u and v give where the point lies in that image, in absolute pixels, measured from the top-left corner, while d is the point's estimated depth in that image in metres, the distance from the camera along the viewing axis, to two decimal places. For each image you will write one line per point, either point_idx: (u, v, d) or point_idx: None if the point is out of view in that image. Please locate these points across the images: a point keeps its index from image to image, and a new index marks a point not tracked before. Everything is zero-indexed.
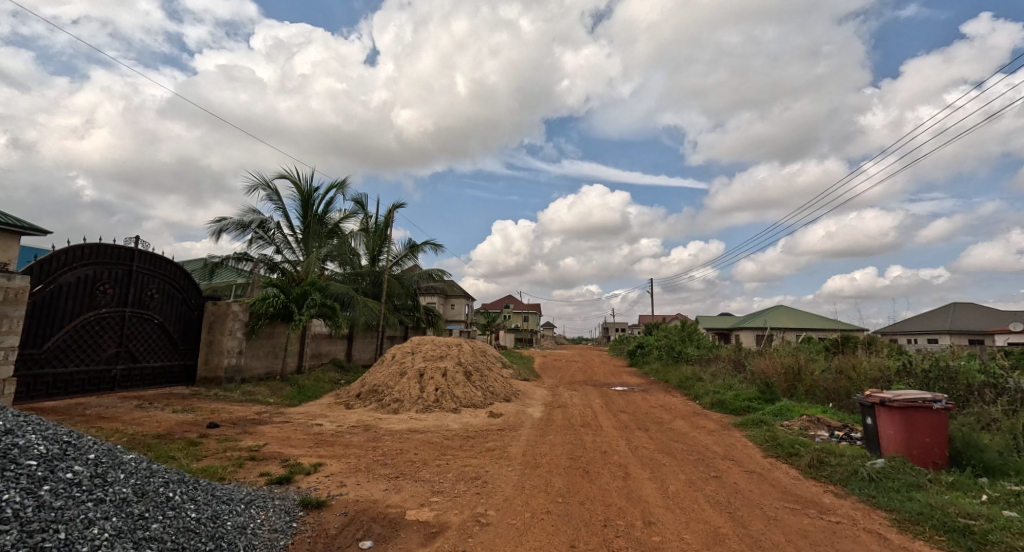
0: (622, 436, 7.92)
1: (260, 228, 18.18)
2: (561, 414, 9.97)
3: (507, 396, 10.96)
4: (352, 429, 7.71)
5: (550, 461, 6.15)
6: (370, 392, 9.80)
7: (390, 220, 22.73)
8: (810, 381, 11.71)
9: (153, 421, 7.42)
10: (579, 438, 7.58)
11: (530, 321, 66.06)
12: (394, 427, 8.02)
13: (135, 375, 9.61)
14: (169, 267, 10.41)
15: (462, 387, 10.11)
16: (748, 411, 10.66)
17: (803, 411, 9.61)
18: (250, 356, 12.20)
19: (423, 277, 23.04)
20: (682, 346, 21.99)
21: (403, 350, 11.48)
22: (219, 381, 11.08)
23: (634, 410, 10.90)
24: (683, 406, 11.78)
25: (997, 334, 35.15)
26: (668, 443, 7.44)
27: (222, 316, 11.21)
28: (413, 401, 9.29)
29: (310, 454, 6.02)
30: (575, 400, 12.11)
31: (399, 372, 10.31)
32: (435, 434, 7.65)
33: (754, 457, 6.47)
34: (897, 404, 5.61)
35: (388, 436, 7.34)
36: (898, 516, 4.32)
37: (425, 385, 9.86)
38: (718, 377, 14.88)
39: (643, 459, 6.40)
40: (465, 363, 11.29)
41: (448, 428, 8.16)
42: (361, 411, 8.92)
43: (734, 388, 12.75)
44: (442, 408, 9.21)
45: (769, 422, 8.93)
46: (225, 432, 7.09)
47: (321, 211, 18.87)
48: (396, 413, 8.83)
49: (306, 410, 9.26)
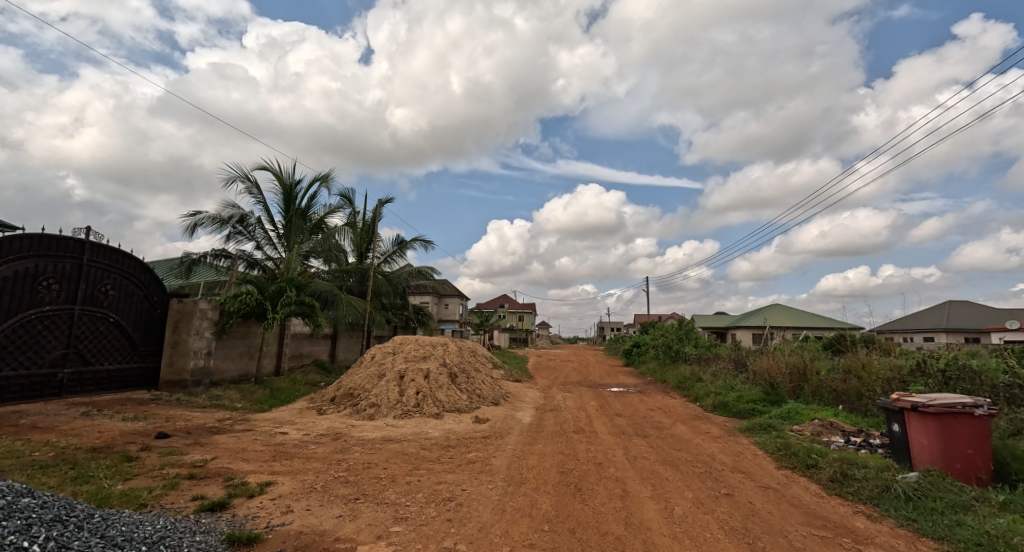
0: (619, 445, 7.18)
1: (240, 223, 17.35)
2: (553, 418, 9.22)
3: (495, 399, 10.21)
4: (319, 438, 6.94)
5: (538, 478, 5.40)
6: (345, 395, 9.03)
7: (378, 216, 21.96)
8: (818, 381, 11.02)
9: (95, 432, 6.61)
10: (571, 448, 6.83)
11: (524, 321, 65.46)
12: (368, 435, 7.24)
13: (87, 379, 8.82)
14: (128, 261, 9.61)
15: (445, 390, 9.35)
16: (753, 415, 9.95)
17: (813, 415, 8.91)
18: (221, 357, 11.38)
19: (412, 275, 22.26)
20: (680, 345, 21.29)
21: (383, 351, 10.71)
22: (184, 385, 10.27)
23: (631, 414, 10.18)
24: (683, 408, 11.07)
25: (994, 332, 34.75)
26: (671, 453, 6.72)
27: (188, 314, 10.40)
28: (392, 406, 8.53)
29: (262, 470, 5.24)
30: (569, 403, 11.37)
31: (377, 375, 9.53)
32: (412, 443, 6.88)
33: (767, 469, 5.76)
34: (933, 410, 4.93)
35: (358, 446, 6.58)
36: (948, 548, 3.62)
37: (405, 388, 9.09)
38: (719, 377, 14.18)
39: (644, 473, 5.66)
40: (450, 364, 10.52)
41: (427, 436, 7.39)
42: (333, 418, 8.14)
43: (737, 390, 12.03)
44: (423, 413, 8.45)
45: (778, 427, 8.20)
46: (173, 444, 6.29)
47: (304, 206, 18.11)
48: (371, 420, 8.07)
49: (274, 417, 8.46)
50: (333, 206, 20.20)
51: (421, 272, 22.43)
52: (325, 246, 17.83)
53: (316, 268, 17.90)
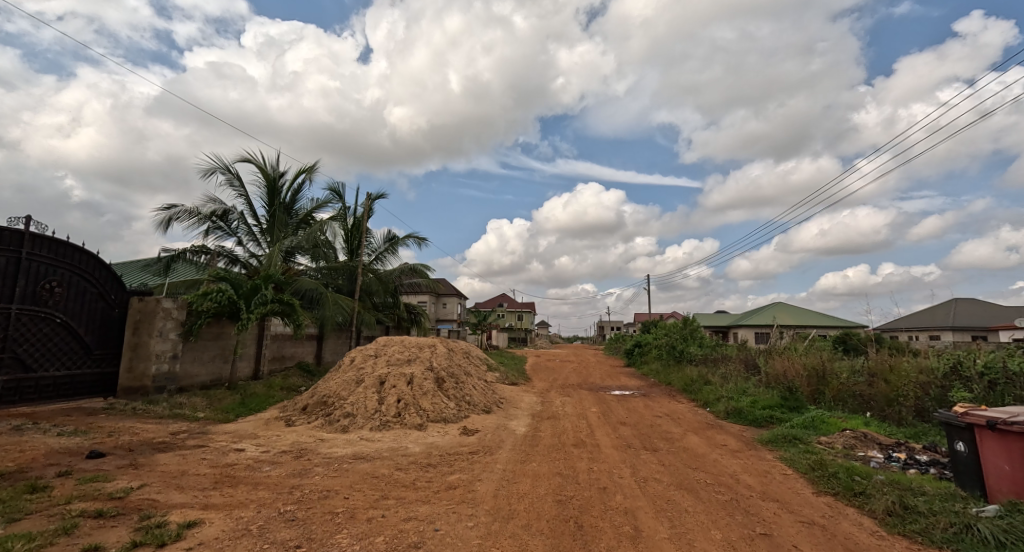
0: (626, 462, 6.23)
1: (220, 217, 16.42)
2: (551, 429, 8.29)
3: (487, 407, 9.27)
4: (279, 456, 5.98)
5: (530, 511, 4.44)
6: (318, 404, 8.09)
7: (368, 211, 21.03)
8: (841, 386, 10.09)
9: (14, 452, 5.65)
10: (570, 467, 5.89)
11: (524, 320, 64.58)
12: (336, 452, 6.31)
13: (27, 387, 7.91)
14: (78, 255, 8.73)
15: (431, 398, 8.41)
16: (772, 424, 9.02)
17: (842, 424, 7.97)
18: (189, 361, 10.44)
19: (404, 274, 21.29)
20: (685, 344, 20.41)
21: (364, 353, 9.76)
22: (145, 392, 9.33)
23: (636, 422, 9.29)
24: (694, 415, 10.16)
25: (1001, 331, 33.85)
26: (688, 472, 5.78)
27: (149, 314, 9.50)
28: (369, 416, 7.59)
29: (194, 503, 4.28)
30: (568, 410, 10.44)
31: (355, 380, 8.59)
32: (386, 462, 5.93)
33: (805, 498, 4.80)
34: (1017, 429, 4.00)
35: (322, 467, 5.64)
36: None
37: (385, 396, 8.15)
38: (729, 380, 13.28)
39: (657, 502, 4.71)
40: (437, 368, 9.56)
41: (405, 453, 6.45)
42: (301, 431, 7.19)
43: (750, 394, 11.14)
44: (404, 425, 7.52)
45: (805, 439, 7.26)
46: (101, 467, 5.33)
47: (289, 200, 17.20)
48: (344, 433, 7.13)
49: (235, 429, 7.49)
50: (321, 201, 19.29)
51: (415, 270, 21.45)
52: (310, 243, 16.91)
53: (301, 266, 16.98)
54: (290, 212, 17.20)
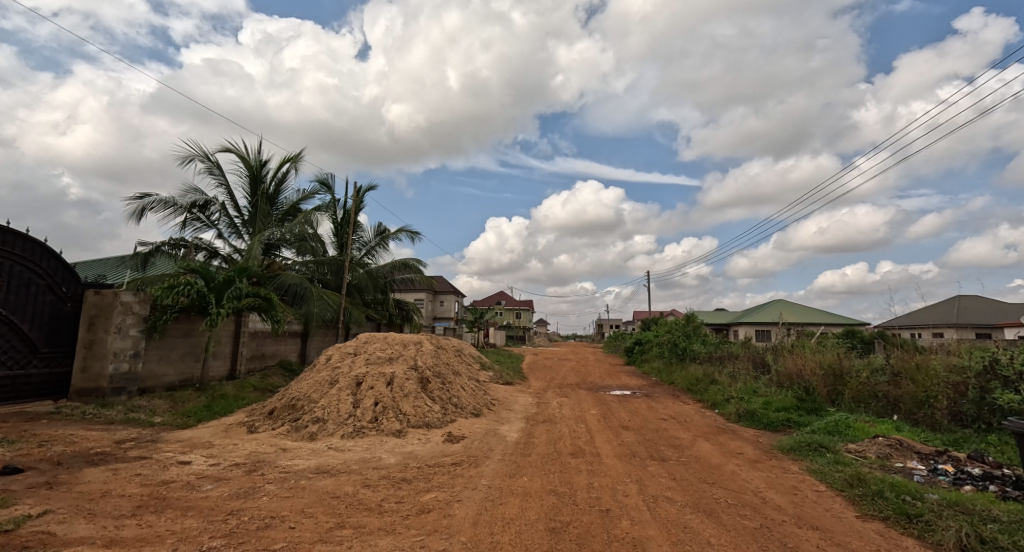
0: (630, 476, 5.41)
1: (199, 208, 15.57)
2: (546, 435, 7.46)
3: (476, 410, 8.45)
4: (228, 471, 5.12)
5: (516, 544, 3.59)
6: (286, 407, 7.25)
7: (358, 204, 20.20)
8: (861, 385, 9.27)
9: None
10: (566, 483, 5.07)
11: (523, 319, 63.76)
12: (297, 465, 5.47)
13: None
14: (21, 244, 7.96)
15: (412, 400, 7.58)
16: (789, 428, 8.22)
17: (871, 429, 7.16)
18: (153, 360, 9.60)
19: (396, 269, 20.41)
20: (688, 342, 19.58)
21: (342, 351, 8.92)
22: (101, 394, 8.47)
23: (640, 426, 8.48)
24: (702, 418, 9.35)
25: (1008, 328, 33.02)
26: (703, 489, 4.96)
27: (106, 309, 8.69)
28: (341, 422, 6.77)
29: (96, 539, 3.42)
30: (566, 412, 9.60)
31: (328, 381, 7.76)
32: (352, 478, 5.08)
33: (850, 525, 3.99)
34: None
35: (274, 485, 4.78)
36: None
37: (361, 399, 7.31)
38: (737, 379, 12.46)
39: (672, 530, 3.87)
40: (421, 367, 8.71)
41: (377, 466, 5.61)
42: (262, 439, 6.34)
43: (761, 395, 10.33)
44: (380, 432, 6.71)
45: (832, 447, 6.44)
46: (9, 487, 4.46)
47: (272, 190, 16.35)
48: (311, 441, 6.30)
49: (189, 437, 6.64)
50: (307, 192, 18.44)
51: (407, 265, 20.55)
52: (295, 235, 16.07)
53: (285, 260, 16.13)
54: (273, 203, 16.38)
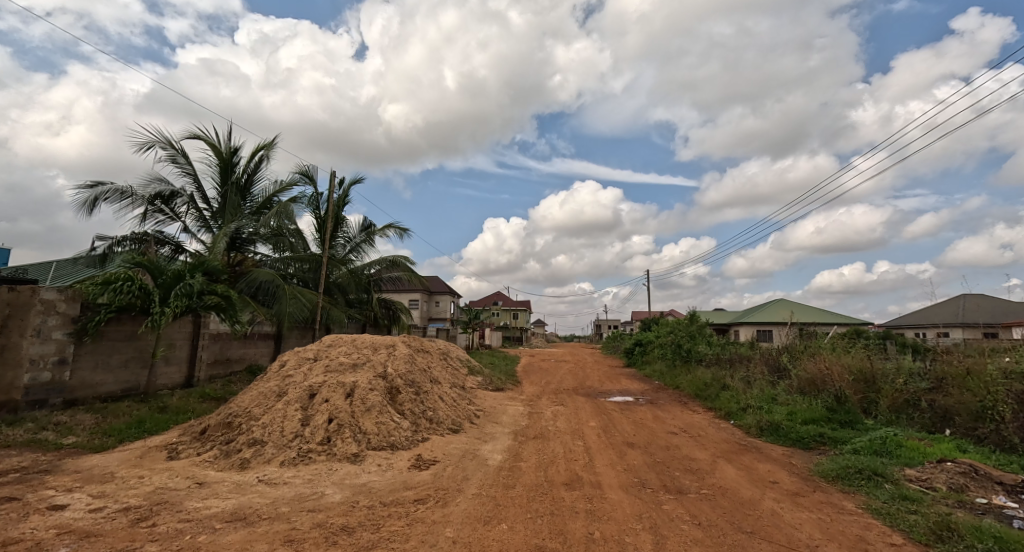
0: (644, 520, 4.16)
1: (162, 200, 14.25)
2: (537, 457, 6.21)
3: (454, 425, 7.21)
4: (107, 522, 3.83)
5: None
6: (220, 426, 5.98)
7: (340, 197, 18.91)
8: (898, 393, 8.10)
9: None
10: (560, 535, 3.79)
11: (521, 318, 62.33)
12: (208, 508, 4.19)
13: None
14: None
15: (376, 415, 6.33)
16: (823, 444, 7.01)
17: (929, 450, 5.93)
18: (86, 368, 8.32)
19: (382, 266, 19.15)
20: (692, 343, 18.33)
21: (300, 357, 7.65)
22: (13, 408, 7.20)
23: (648, 442, 7.23)
24: (717, 431, 8.12)
25: (1016, 326, 31.87)
26: (742, 543, 3.70)
27: (22, 308, 7.42)
28: (283, 445, 5.50)
29: None
30: (562, 425, 8.32)
31: (276, 394, 6.48)
32: (272, 529, 3.80)
33: None
34: None
35: (157, 545, 3.47)
36: None
37: (311, 416, 6.04)
38: (752, 385, 11.23)
39: None
40: (392, 375, 7.43)
41: (315, 507, 4.33)
42: (179, 468, 5.06)
43: (782, 403, 9.10)
44: (330, 457, 5.45)
45: (889, 474, 5.20)
46: None
47: (244, 180, 15.07)
48: (241, 471, 5.04)
49: (94, 466, 5.34)
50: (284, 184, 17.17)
51: (394, 263, 19.26)
52: (269, 230, 14.77)
53: (258, 255, 14.85)
54: (245, 194, 15.10)
